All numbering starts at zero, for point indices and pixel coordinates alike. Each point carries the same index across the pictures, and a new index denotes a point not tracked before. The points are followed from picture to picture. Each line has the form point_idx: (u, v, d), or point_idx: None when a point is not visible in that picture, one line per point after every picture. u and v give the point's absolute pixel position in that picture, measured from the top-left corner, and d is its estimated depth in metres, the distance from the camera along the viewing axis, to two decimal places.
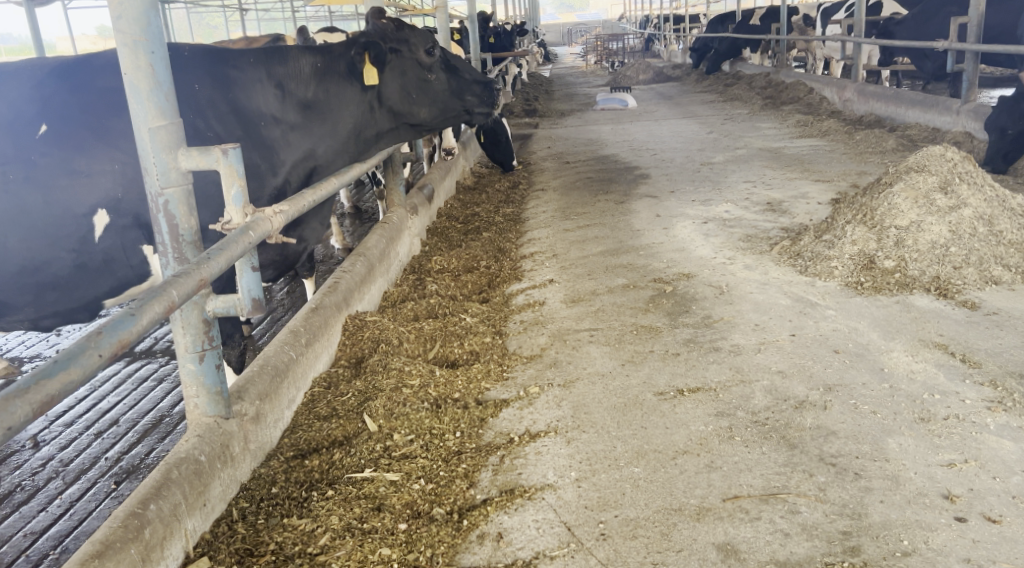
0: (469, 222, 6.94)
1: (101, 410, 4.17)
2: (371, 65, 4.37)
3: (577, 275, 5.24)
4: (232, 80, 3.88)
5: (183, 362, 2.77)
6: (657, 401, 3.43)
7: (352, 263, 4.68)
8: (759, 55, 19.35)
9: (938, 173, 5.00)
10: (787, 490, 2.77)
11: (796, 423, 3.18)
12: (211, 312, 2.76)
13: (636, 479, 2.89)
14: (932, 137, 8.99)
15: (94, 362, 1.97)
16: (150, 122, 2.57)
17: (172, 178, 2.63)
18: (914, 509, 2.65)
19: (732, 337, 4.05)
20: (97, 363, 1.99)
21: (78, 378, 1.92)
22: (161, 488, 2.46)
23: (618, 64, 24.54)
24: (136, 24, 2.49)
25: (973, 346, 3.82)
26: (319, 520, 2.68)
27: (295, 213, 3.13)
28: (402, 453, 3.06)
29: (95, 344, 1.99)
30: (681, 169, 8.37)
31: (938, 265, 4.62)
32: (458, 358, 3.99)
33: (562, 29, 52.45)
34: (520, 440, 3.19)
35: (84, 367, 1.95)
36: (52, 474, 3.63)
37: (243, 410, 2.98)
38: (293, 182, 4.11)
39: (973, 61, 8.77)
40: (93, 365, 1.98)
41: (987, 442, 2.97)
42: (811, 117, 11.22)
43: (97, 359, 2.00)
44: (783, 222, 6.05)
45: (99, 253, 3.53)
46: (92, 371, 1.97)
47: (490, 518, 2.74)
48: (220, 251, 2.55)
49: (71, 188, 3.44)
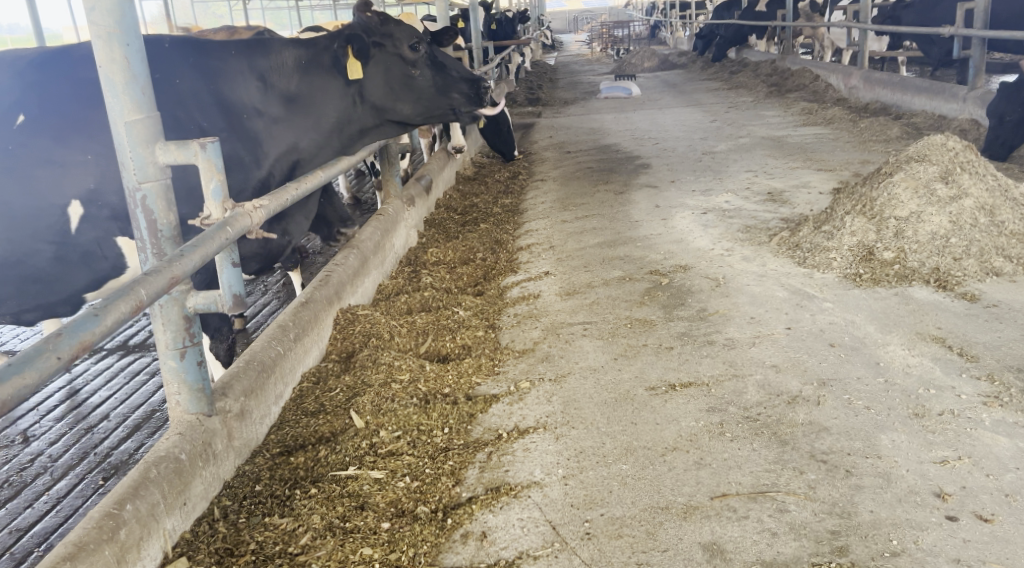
0: (467, 213, 6.90)
1: (92, 404, 4.15)
2: (354, 61, 4.30)
3: (573, 267, 5.20)
4: (214, 72, 3.88)
5: (164, 359, 2.73)
6: (648, 397, 3.40)
7: (344, 256, 4.65)
8: (765, 42, 19.19)
9: (940, 162, 4.89)
10: (777, 489, 2.73)
11: (788, 419, 3.14)
12: (192, 307, 2.73)
13: (624, 476, 2.85)
14: (937, 126, 8.89)
15: (52, 364, 1.93)
16: (126, 116, 2.55)
17: (149, 173, 2.61)
18: (905, 508, 2.60)
19: (727, 331, 4.01)
20: (56, 365, 1.95)
21: (34, 382, 1.88)
22: (138, 488, 2.43)
23: (622, 51, 24.40)
24: (111, 15, 2.47)
25: (971, 340, 3.77)
26: (301, 519, 2.65)
27: (276, 208, 3.10)
28: (388, 450, 3.03)
29: (53, 346, 1.95)
30: (682, 159, 8.30)
31: (937, 256, 4.57)
32: (449, 352, 3.95)
33: (568, 16, 52.20)
34: (509, 436, 3.15)
35: (42, 369, 1.91)
36: (40, 470, 3.61)
37: (227, 407, 2.94)
38: (277, 175, 4.08)
39: (980, 48, 8.64)
40: (52, 367, 1.94)
41: (981, 439, 2.92)
42: (816, 105, 11.12)
43: (56, 361, 1.96)
44: (783, 212, 5.99)
45: (81, 246, 3.51)
46: (50, 373, 1.93)
47: (474, 516, 2.71)
48: (194, 247, 2.52)
49: (51, 179, 3.42)
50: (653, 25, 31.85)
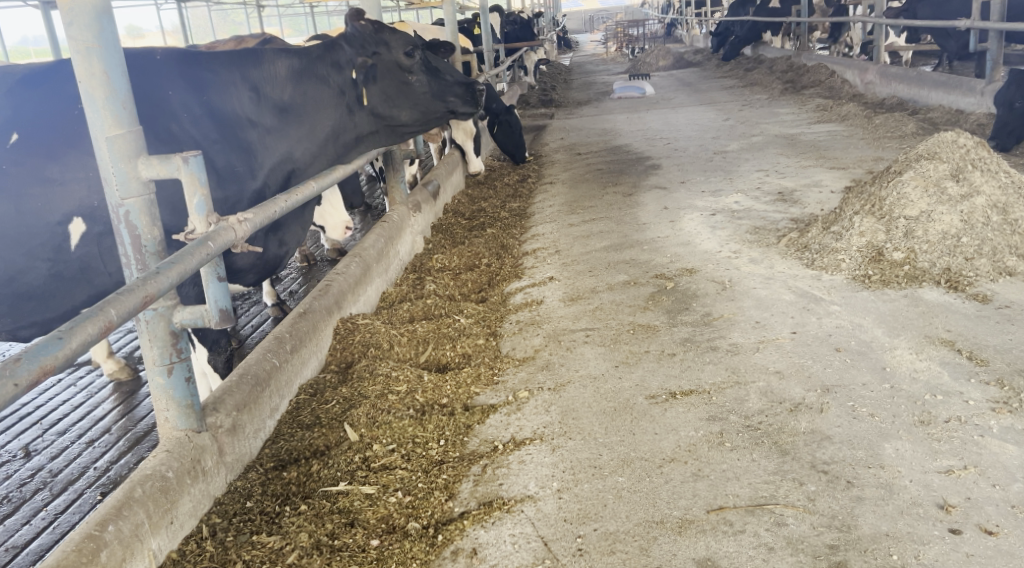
0: (474, 218, 6.86)
1: (95, 418, 4.13)
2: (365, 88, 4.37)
3: (578, 272, 5.14)
4: (207, 83, 3.86)
5: (151, 375, 2.70)
6: (648, 406, 3.33)
7: (346, 264, 4.61)
8: (780, 39, 18.99)
9: (950, 160, 4.80)
10: (775, 501, 2.67)
11: (790, 427, 3.07)
12: (178, 323, 2.69)
13: (619, 489, 2.80)
14: (952, 120, 8.77)
15: (9, 391, 1.91)
16: (106, 131, 2.54)
17: (132, 189, 2.58)
18: (906, 521, 2.53)
19: (731, 336, 3.94)
20: (12, 392, 1.93)
21: None
22: (122, 508, 2.41)
23: (638, 51, 24.31)
24: (90, 30, 2.46)
25: (982, 342, 3.68)
26: (289, 537, 2.62)
27: (261, 220, 3.07)
28: (381, 464, 2.99)
29: (10, 373, 1.94)
30: (693, 159, 8.22)
31: (948, 256, 4.47)
32: (449, 362, 3.91)
33: (584, 16, 52.12)
34: (504, 448, 3.10)
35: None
36: (40, 485, 3.60)
37: (216, 422, 2.91)
38: (272, 185, 4.04)
39: (996, 40, 8.48)
40: (9, 394, 1.92)
41: (989, 447, 2.84)
42: (832, 101, 10.99)
43: (13, 388, 1.94)
44: (793, 212, 5.90)
45: (75, 262, 3.48)
46: (6, 400, 1.92)
47: (466, 532, 2.67)
48: (172, 264, 2.50)
49: (45, 196, 3.41)
50: (670, 23, 31.73)
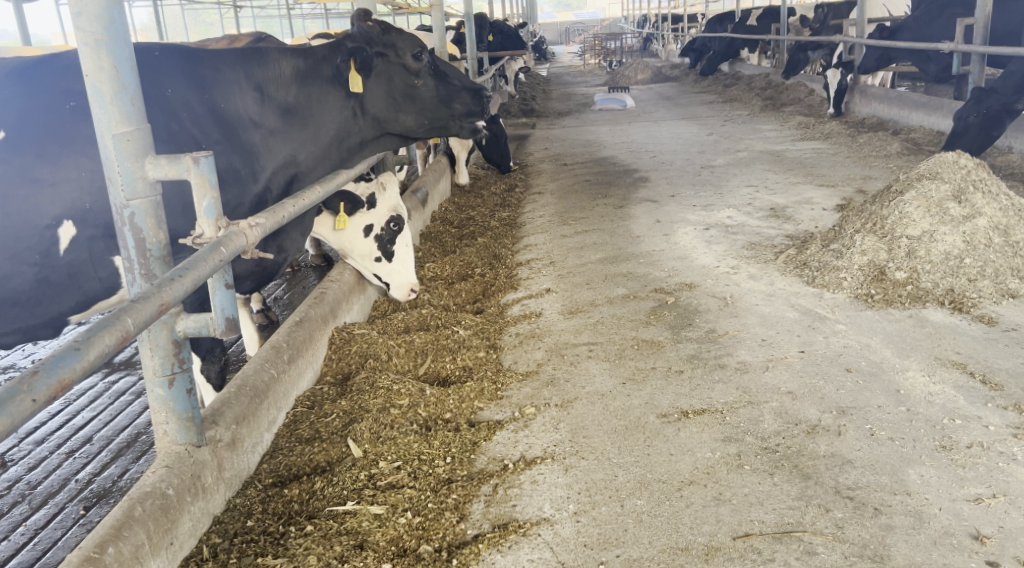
0: (464, 226, 6.73)
1: (75, 427, 3.94)
2: (355, 76, 4.14)
3: (576, 284, 5.04)
4: (209, 81, 3.70)
5: (151, 387, 2.53)
6: (660, 425, 3.23)
7: (338, 273, 4.47)
8: (757, 56, 19.11)
9: (952, 180, 4.74)
10: (802, 528, 2.59)
11: (810, 450, 2.99)
12: (182, 332, 2.52)
13: (639, 513, 2.70)
14: (935, 141, 8.81)
15: (27, 409, 1.78)
16: (114, 128, 2.40)
17: (138, 190, 2.44)
18: (941, 552, 2.47)
19: (738, 354, 3.85)
20: (30, 409, 1.80)
21: (4, 428, 1.73)
22: (122, 528, 2.27)
23: (617, 63, 24.32)
24: (98, 21, 2.32)
25: (993, 366, 3.62)
26: (296, 560, 2.49)
27: (272, 226, 2.93)
28: (389, 482, 2.86)
29: (28, 388, 1.80)
30: (681, 173, 8.16)
31: (952, 277, 4.42)
32: (450, 375, 3.79)
33: (561, 29, 52.23)
34: (515, 467, 2.98)
35: (14, 415, 1.76)
36: (17, 499, 3.42)
37: (216, 436, 2.76)
38: (275, 190, 3.96)
39: (978, 64, 8.53)
40: (27, 411, 1.79)
41: (1015, 474, 2.77)
42: (814, 119, 11.03)
43: (31, 405, 1.81)
44: (788, 229, 5.85)
45: (64, 266, 3.28)
46: (24, 418, 1.78)
47: (481, 557, 2.56)
48: (185, 271, 2.36)
49: (32, 198, 3.19)
50: (645, 37, 31.91)
